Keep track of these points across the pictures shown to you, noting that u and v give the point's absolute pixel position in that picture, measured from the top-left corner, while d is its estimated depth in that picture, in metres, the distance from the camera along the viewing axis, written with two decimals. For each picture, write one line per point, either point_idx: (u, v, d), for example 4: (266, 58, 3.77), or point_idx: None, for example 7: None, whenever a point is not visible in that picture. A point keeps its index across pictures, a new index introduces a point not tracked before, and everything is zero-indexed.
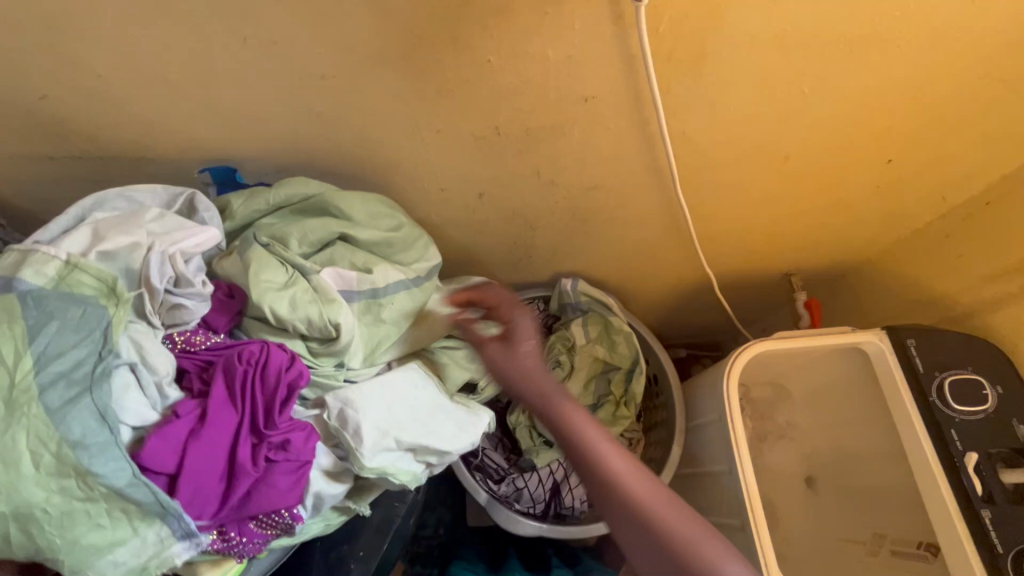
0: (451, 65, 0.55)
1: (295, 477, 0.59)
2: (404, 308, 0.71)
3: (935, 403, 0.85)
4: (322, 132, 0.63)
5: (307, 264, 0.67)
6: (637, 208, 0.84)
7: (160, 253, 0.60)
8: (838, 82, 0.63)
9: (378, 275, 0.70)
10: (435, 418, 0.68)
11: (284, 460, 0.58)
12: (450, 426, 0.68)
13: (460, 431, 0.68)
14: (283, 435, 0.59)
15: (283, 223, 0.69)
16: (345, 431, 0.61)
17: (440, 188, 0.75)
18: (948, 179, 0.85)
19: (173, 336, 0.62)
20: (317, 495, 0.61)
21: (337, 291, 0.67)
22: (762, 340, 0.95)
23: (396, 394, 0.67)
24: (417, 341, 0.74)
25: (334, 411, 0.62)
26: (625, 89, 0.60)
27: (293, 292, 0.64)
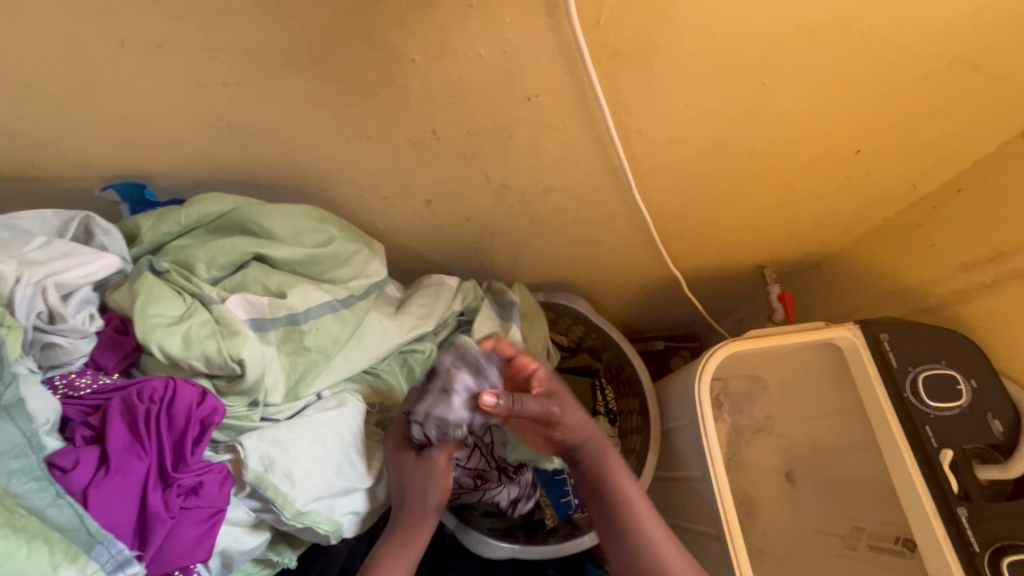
0: (370, 67, 0.49)
1: (204, 529, 0.56)
2: (329, 332, 0.65)
3: (909, 399, 0.82)
4: (237, 144, 0.57)
5: (210, 293, 0.61)
6: (597, 208, 0.80)
7: (32, 285, 0.55)
8: (795, 74, 0.59)
9: (295, 300, 0.64)
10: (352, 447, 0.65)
11: (194, 507, 0.55)
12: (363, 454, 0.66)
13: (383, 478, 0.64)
14: (195, 478, 0.55)
15: (194, 245, 0.64)
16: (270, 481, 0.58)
17: (382, 197, 0.69)
18: (916, 168, 0.82)
19: (54, 379, 0.58)
20: (225, 553, 0.59)
21: (245, 320, 0.62)
22: (729, 342, 0.92)
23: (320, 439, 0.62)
24: (350, 366, 0.68)
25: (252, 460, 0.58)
26: (568, 86, 0.55)
27: (187, 327, 0.59)
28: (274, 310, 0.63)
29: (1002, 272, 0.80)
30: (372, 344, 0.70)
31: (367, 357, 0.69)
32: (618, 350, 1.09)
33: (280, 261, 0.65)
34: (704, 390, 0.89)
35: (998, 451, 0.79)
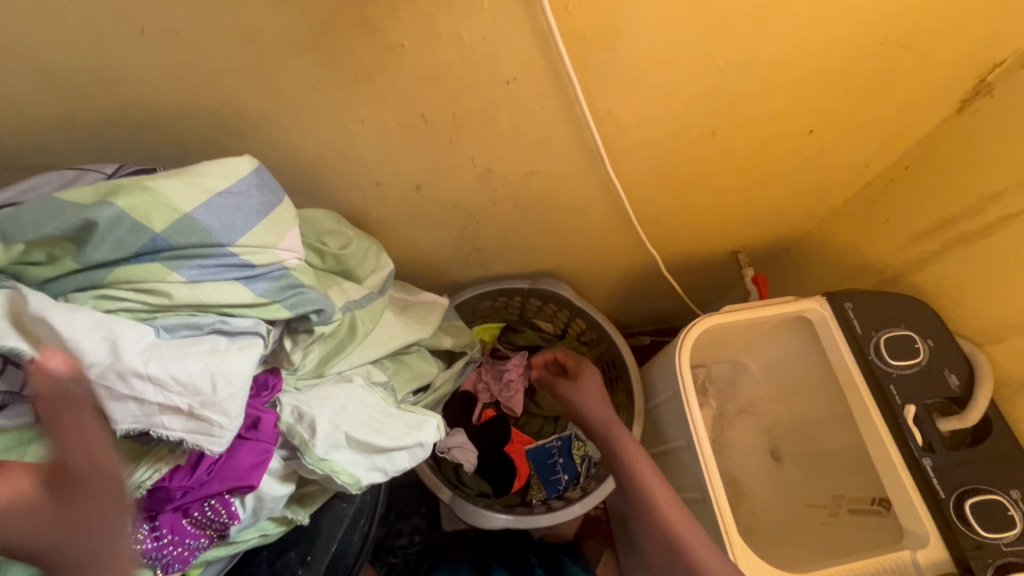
0: (365, 53, 0.55)
1: (257, 461, 0.56)
2: (365, 320, 0.68)
3: (874, 360, 0.88)
4: (241, 129, 0.62)
5: (262, 237, 0.57)
6: (576, 193, 0.86)
7: None
8: (746, 55, 0.66)
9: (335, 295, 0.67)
10: (388, 418, 0.64)
11: (252, 438, 0.56)
12: (400, 425, 0.64)
13: (412, 429, 0.64)
14: (254, 413, 0.57)
15: (267, 191, 0.58)
16: (300, 426, 0.58)
17: (375, 182, 0.74)
18: (868, 146, 0.89)
19: None
20: (257, 496, 0.59)
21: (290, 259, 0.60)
22: (706, 316, 0.98)
23: (351, 396, 0.63)
24: (378, 349, 0.71)
25: (289, 409, 0.59)
26: (543, 69, 0.61)
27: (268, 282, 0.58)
28: (272, 232, 0.58)
29: (949, 238, 0.88)
30: (388, 339, 0.73)
31: (382, 348, 0.71)
32: (604, 334, 1.14)
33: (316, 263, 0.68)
34: (681, 358, 0.94)
35: (955, 404, 0.85)
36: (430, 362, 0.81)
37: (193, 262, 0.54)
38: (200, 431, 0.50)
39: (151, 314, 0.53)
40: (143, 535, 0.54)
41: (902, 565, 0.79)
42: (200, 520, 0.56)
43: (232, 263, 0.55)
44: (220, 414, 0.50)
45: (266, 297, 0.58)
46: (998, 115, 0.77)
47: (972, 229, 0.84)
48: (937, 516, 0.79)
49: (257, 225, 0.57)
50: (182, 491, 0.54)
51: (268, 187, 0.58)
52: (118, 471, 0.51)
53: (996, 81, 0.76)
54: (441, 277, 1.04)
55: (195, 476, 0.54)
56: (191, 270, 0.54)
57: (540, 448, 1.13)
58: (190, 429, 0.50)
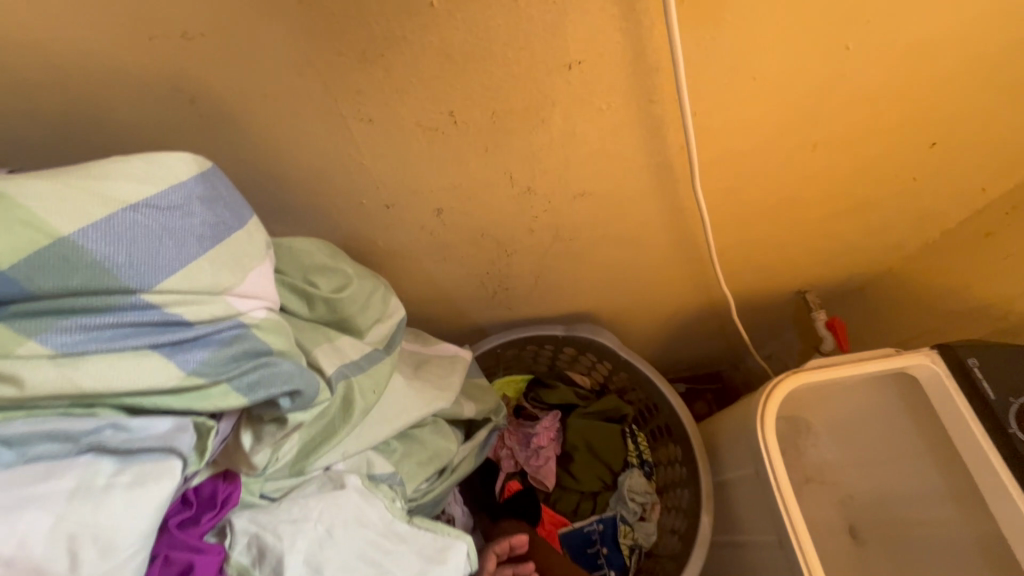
0: (375, 17, 0.38)
1: None
2: (365, 391, 0.49)
3: (1018, 436, 0.70)
4: (203, 122, 0.46)
5: (207, 282, 0.40)
6: (633, 220, 0.69)
7: None
8: (884, 39, 0.49)
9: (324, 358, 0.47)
10: (390, 544, 0.45)
11: None
12: (406, 554, 0.45)
13: (429, 563, 0.45)
14: (185, 560, 0.39)
15: (216, 210, 0.42)
16: (261, 568, 0.41)
17: (384, 205, 0.57)
18: (994, 164, 0.72)
19: None
20: None
21: (259, 309, 0.44)
22: (791, 373, 0.79)
23: (342, 509, 0.44)
24: (380, 432, 0.51)
25: (246, 541, 0.42)
26: (619, 51, 0.44)
27: (208, 354, 0.40)
28: (222, 272, 0.42)
29: None
30: (396, 414, 0.53)
31: (389, 429, 0.52)
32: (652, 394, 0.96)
33: (302, 312, 0.50)
34: (766, 427, 0.73)
35: None
36: (450, 436, 0.62)
37: (73, 322, 0.36)
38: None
39: None
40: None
41: None
42: None
43: (147, 322, 0.38)
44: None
45: (204, 374, 0.40)
46: None
47: None
48: None
49: (199, 261, 0.40)
50: None
51: (217, 205, 0.42)
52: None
53: None
54: (459, 320, 0.87)
55: None
56: (61, 338, 0.36)
57: (576, 532, 0.92)
58: None
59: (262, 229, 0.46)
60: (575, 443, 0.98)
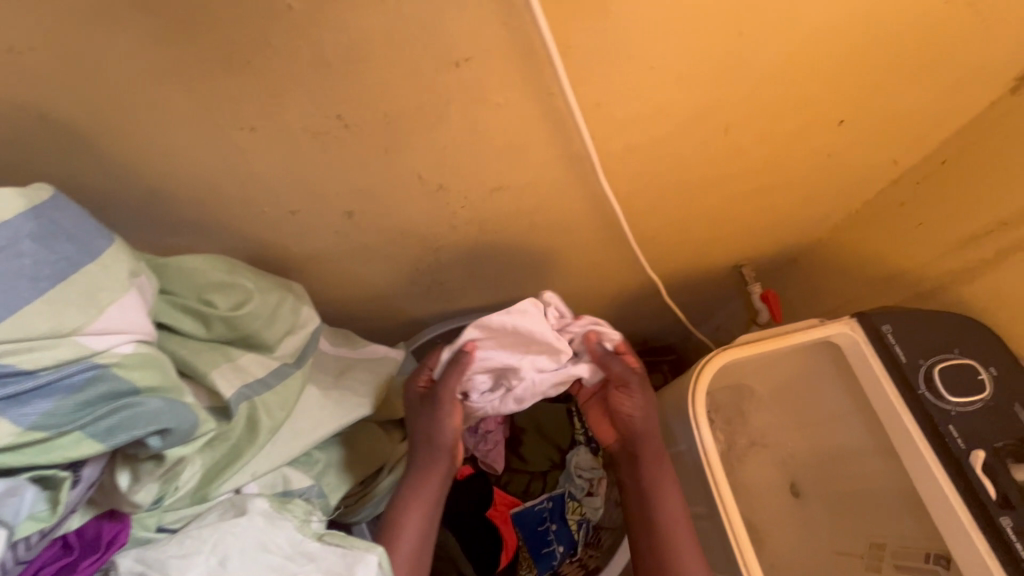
0: (226, 22, 0.36)
1: None
2: (274, 410, 0.49)
3: (925, 395, 0.73)
4: (63, 138, 0.43)
5: (53, 324, 0.39)
6: (557, 209, 0.68)
7: None
8: (777, 22, 0.49)
9: (221, 381, 0.46)
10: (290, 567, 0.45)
11: None
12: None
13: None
14: None
15: (56, 245, 0.40)
16: None
17: (289, 211, 0.55)
18: (902, 138, 0.74)
19: None
20: None
21: (126, 343, 0.42)
22: (721, 348, 0.82)
23: (237, 536, 0.44)
24: (295, 446, 0.51)
25: None
26: (503, 46, 0.43)
27: (52, 403, 0.38)
28: (69, 311, 0.40)
29: (1003, 245, 0.73)
30: (311, 425, 0.53)
31: (303, 442, 0.52)
32: None
33: (198, 334, 0.48)
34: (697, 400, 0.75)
35: None
36: (381, 439, 0.62)
37: None
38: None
39: None
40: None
41: None
42: None
43: None
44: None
45: (48, 426, 0.38)
46: None
47: None
48: None
49: (36, 302, 0.39)
50: None
51: (56, 240, 0.40)
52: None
53: None
54: (397, 317, 0.85)
55: None
56: None
57: (528, 512, 0.94)
58: None
59: (121, 255, 0.44)
60: (524, 427, 1.00)
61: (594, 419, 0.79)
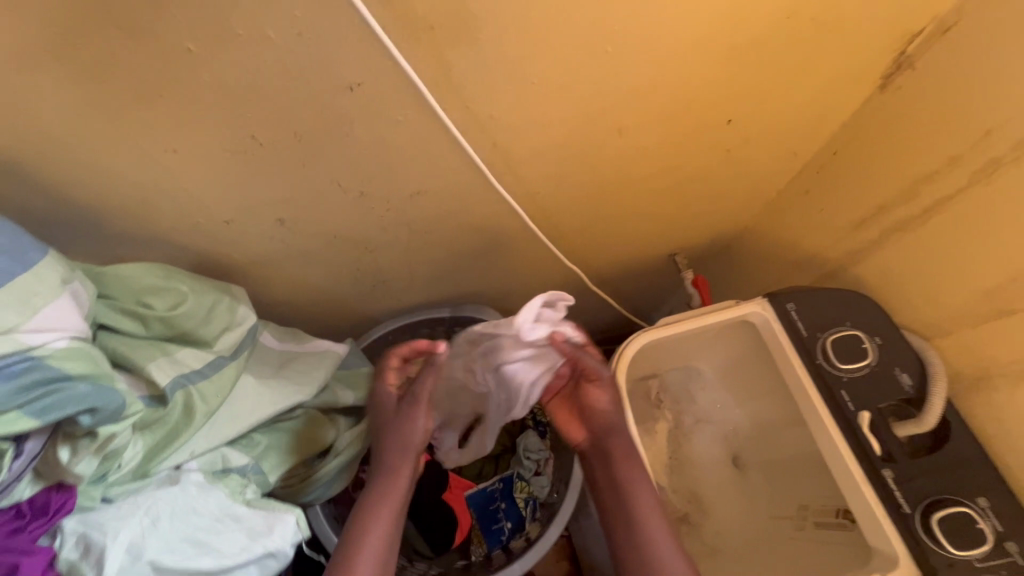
0: (134, 63, 0.43)
1: None
2: (210, 399, 0.56)
3: (822, 364, 0.80)
4: (4, 170, 0.49)
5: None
6: (479, 209, 0.75)
7: None
8: (637, 40, 0.56)
9: (157, 373, 0.53)
10: (222, 525, 0.50)
11: None
12: (239, 535, 0.50)
13: (258, 537, 0.51)
14: (12, 559, 0.43)
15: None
16: (87, 564, 0.44)
17: (224, 221, 0.61)
18: (792, 133, 0.81)
19: None
20: None
21: (63, 339, 0.47)
22: (641, 332, 0.90)
23: (168, 501, 0.49)
24: (229, 430, 0.57)
25: (71, 540, 0.45)
26: (389, 71, 0.49)
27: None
28: (6, 313, 0.44)
29: (883, 227, 0.79)
30: (247, 412, 0.60)
31: (239, 426, 0.58)
32: None
33: (139, 333, 0.54)
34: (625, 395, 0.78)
35: (911, 405, 0.76)
36: (324, 423, 0.68)
37: None
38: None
39: None
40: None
41: None
42: None
43: None
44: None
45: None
46: (917, 93, 0.69)
47: (908, 215, 0.75)
48: (902, 533, 0.70)
49: None
50: None
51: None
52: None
53: (918, 52, 0.68)
54: (345, 316, 0.91)
55: None
56: None
57: (479, 492, 1.00)
58: None
59: (56, 266, 0.48)
60: None
61: (561, 418, 0.80)
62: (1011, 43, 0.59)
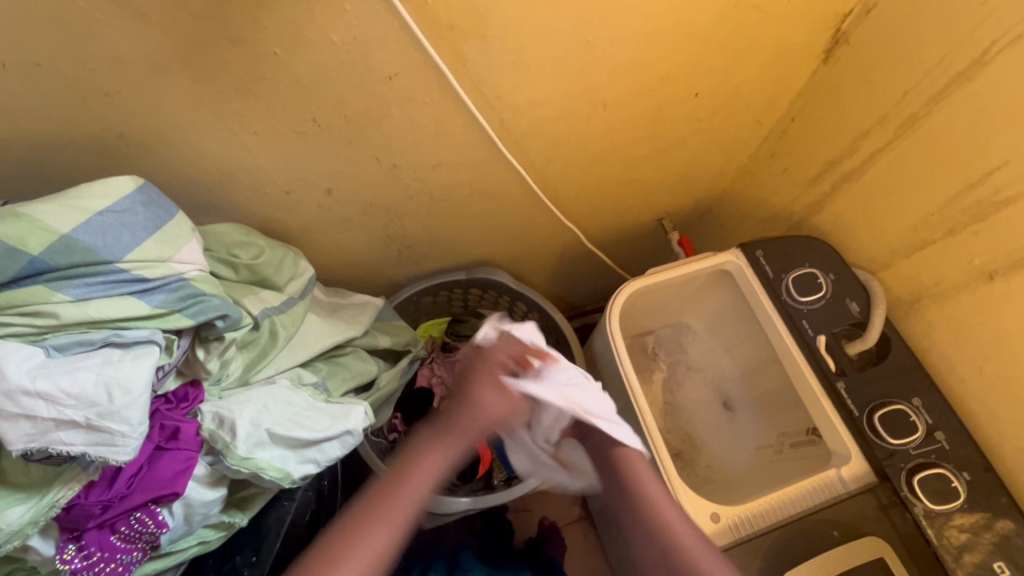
0: (234, 62, 0.57)
1: (182, 467, 0.59)
2: (287, 330, 0.73)
3: (787, 299, 0.94)
4: (128, 150, 0.63)
5: (161, 252, 0.60)
6: (489, 179, 0.89)
7: None
8: (613, 29, 0.70)
9: (250, 305, 0.70)
10: (312, 413, 0.67)
11: (176, 447, 0.59)
12: (325, 418, 0.68)
13: (338, 419, 0.69)
14: (174, 424, 0.60)
15: (154, 211, 0.60)
16: (222, 431, 0.62)
17: (284, 191, 0.76)
18: (754, 103, 0.94)
19: None
20: (186, 503, 0.60)
21: (198, 267, 0.64)
22: (631, 281, 1.04)
23: (273, 398, 0.66)
24: (298, 355, 0.74)
25: (210, 416, 0.63)
26: (419, 62, 0.64)
27: (163, 295, 0.60)
28: (165, 247, 0.60)
29: (834, 180, 0.93)
30: (313, 342, 0.76)
31: (307, 352, 0.75)
32: (547, 317, 1.14)
33: (231, 279, 0.71)
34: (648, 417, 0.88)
35: (861, 328, 0.90)
36: (369, 359, 0.83)
37: (76, 281, 0.56)
38: (102, 441, 0.52)
39: (39, 334, 0.54)
40: (72, 554, 0.55)
41: (831, 482, 0.82)
42: (138, 526, 0.57)
43: (122, 278, 0.58)
44: (121, 422, 0.52)
45: (162, 308, 0.60)
46: (852, 64, 0.83)
47: (853, 167, 0.89)
48: (854, 431, 0.84)
49: (146, 241, 0.59)
50: (102, 507, 0.56)
51: (156, 206, 0.60)
52: (33, 495, 0.53)
53: (851, 29, 0.81)
54: (375, 279, 1.05)
55: (116, 488, 0.56)
56: (74, 289, 0.55)
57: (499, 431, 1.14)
58: (91, 441, 0.52)
59: (188, 218, 0.63)
60: None
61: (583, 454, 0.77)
62: (915, 20, 0.73)
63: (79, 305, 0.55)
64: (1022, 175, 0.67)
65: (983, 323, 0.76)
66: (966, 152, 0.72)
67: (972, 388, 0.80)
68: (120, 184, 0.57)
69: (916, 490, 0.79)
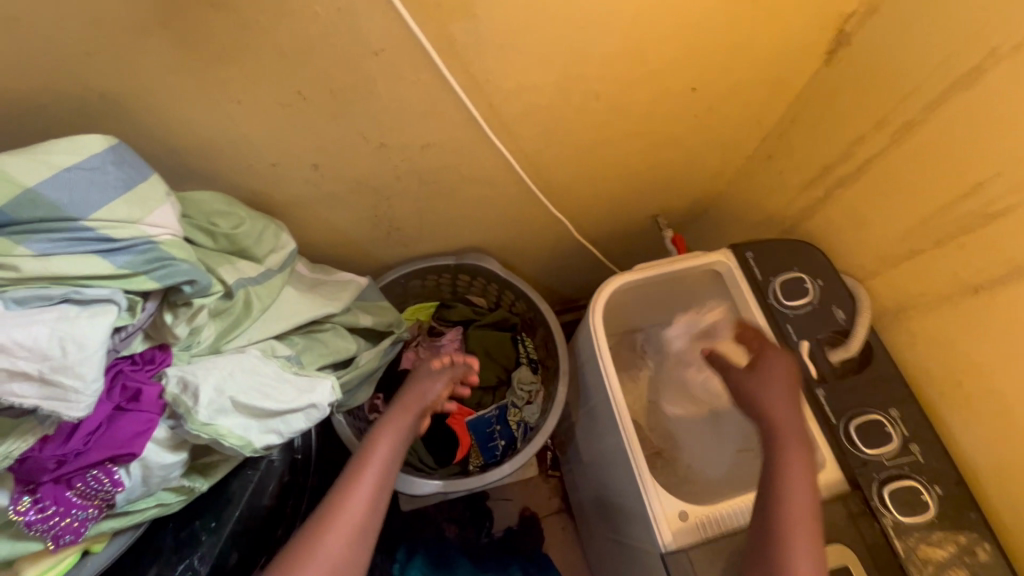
0: (216, 28, 0.57)
1: (141, 429, 0.60)
2: (263, 301, 0.73)
3: (772, 303, 0.93)
4: (110, 113, 0.63)
5: (130, 213, 0.60)
6: (480, 164, 0.88)
7: None
8: (607, 16, 0.69)
9: (226, 274, 0.71)
10: (278, 384, 0.68)
11: (136, 409, 0.60)
12: (291, 390, 0.68)
13: (304, 392, 0.69)
14: (136, 386, 0.61)
15: (126, 171, 0.60)
16: (185, 396, 0.62)
17: (270, 163, 0.75)
18: (753, 102, 0.92)
19: None
20: (143, 465, 0.61)
21: (171, 231, 0.64)
22: (617, 276, 1.03)
23: (240, 368, 0.66)
24: (273, 327, 0.74)
25: (173, 379, 0.63)
26: (405, 38, 0.63)
27: (131, 256, 0.60)
28: (134, 208, 0.60)
29: (829, 185, 0.91)
30: (289, 316, 0.76)
31: (282, 325, 0.75)
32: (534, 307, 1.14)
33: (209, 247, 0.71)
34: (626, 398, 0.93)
35: (845, 336, 0.89)
36: (346, 337, 0.84)
37: (41, 236, 0.56)
38: (55, 396, 0.53)
39: (2, 286, 0.56)
40: (26, 506, 0.56)
41: None
42: (93, 484, 0.58)
43: (88, 236, 0.58)
44: (74, 378, 0.53)
45: (127, 269, 0.60)
46: (852, 66, 0.81)
47: (848, 172, 0.87)
48: (830, 440, 0.83)
49: (114, 201, 0.59)
50: (56, 462, 0.56)
51: (127, 165, 0.60)
52: None
53: (853, 30, 0.79)
54: (363, 259, 1.05)
55: (71, 445, 0.57)
56: (39, 244, 0.56)
57: (478, 418, 1.14)
58: (45, 396, 0.53)
59: (162, 180, 0.63)
60: (474, 351, 1.20)
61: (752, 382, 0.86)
62: (917, 23, 0.71)
63: (42, 259, 0.56)
64: (1014, 187, 0.66)
65: (968, 337, 0.75)
66: (961, 162, 0.71)
67: (952, 401, 0.79)
68: (92, 143, 0.57)
69: (886, 500, 0.78)
